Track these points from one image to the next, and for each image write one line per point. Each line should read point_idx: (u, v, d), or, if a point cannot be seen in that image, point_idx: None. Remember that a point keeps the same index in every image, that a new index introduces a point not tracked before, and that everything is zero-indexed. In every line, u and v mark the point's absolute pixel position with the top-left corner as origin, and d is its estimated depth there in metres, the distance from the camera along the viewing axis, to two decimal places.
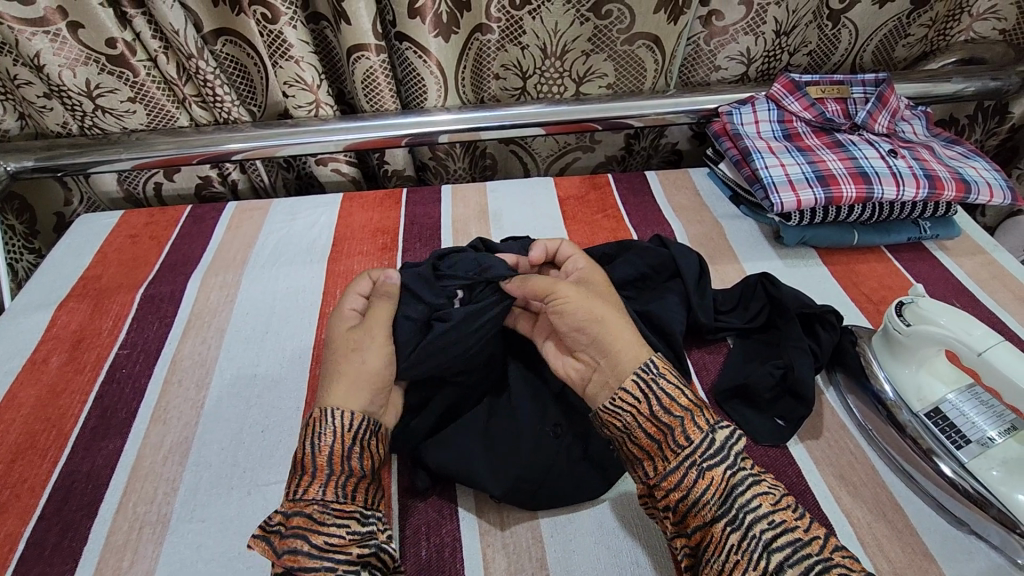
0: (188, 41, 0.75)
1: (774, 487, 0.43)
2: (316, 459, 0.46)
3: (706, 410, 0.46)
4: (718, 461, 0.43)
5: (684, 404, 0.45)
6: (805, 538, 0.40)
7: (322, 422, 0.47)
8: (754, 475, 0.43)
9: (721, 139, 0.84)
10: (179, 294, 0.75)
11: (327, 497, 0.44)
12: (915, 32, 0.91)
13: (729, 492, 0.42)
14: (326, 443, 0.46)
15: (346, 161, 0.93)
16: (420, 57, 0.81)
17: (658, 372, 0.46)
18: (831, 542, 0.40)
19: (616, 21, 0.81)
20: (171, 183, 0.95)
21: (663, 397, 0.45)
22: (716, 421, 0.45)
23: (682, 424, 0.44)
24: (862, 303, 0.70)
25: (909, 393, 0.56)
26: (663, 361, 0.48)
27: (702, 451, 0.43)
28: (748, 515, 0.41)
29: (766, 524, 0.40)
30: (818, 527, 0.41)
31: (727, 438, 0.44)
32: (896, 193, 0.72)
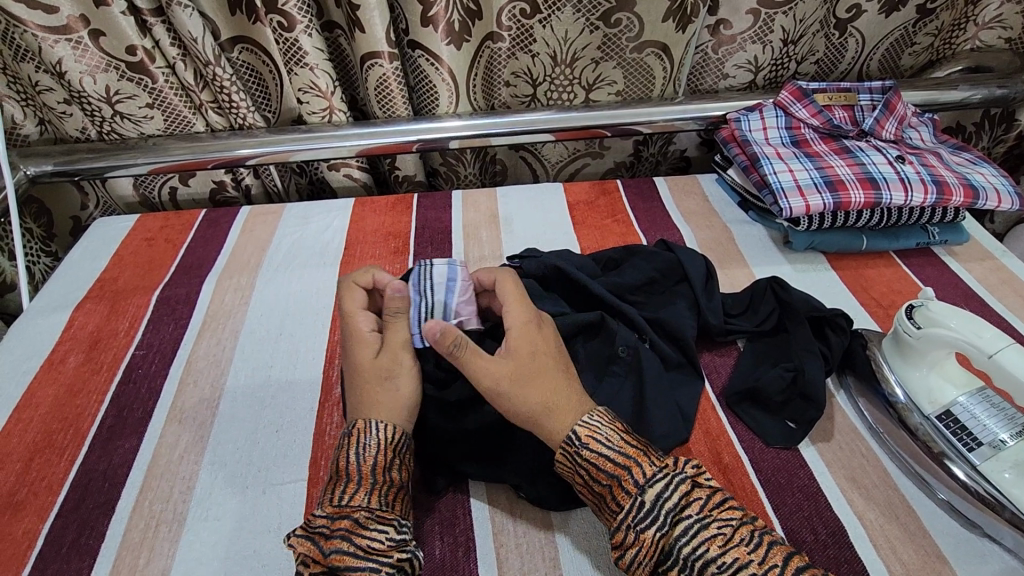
0: (206, 48, 0.76)
1: (725, 524, 0.42)
2: (356, 468, 0.46)
3: (641, 461, 0.45)
4: (652, 522, 0.42)
5: (609, 471, 0.45)
6: (760, 572, 0.39)
7: (367, 433, 0.48)
8: (700, 518, 0.42)
9: (729, 146, 0.85)
10: (194, 297, 0.76)
11: (372, 504, 0.45)
12: (921, 40, 0.93)
13: (671, 546, 0.41)
14: (372, 455, 0.47)
15: (358, 166, 0.95)
16: (432, 65, 0.82)
17: (580, 443, 0.46)
18: (789, 567, 0.39)
19: (625, 29, 0.82)
20: (185, 187, 0.97)
21: (588, 467, 0.45)
22: (648, 475, 0.44)
23: (612, 491, 0.44)
24: (872, 307, 0.70)
25: (920, 396, 0.56)
26: (588, 425, 0.47)
27: (634, 515, 0.42)
28: (694, 564, 0.41)
29: (715, 569, 0.40)
30: (775, 554, 0.40)
31: (659, 494, 0.43)
32: (904, 198, 0.73)
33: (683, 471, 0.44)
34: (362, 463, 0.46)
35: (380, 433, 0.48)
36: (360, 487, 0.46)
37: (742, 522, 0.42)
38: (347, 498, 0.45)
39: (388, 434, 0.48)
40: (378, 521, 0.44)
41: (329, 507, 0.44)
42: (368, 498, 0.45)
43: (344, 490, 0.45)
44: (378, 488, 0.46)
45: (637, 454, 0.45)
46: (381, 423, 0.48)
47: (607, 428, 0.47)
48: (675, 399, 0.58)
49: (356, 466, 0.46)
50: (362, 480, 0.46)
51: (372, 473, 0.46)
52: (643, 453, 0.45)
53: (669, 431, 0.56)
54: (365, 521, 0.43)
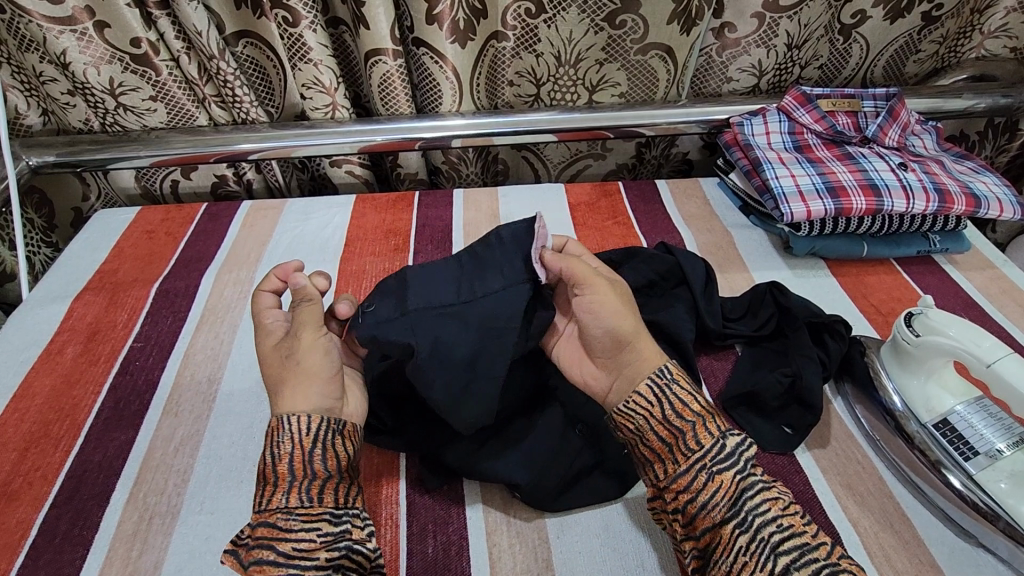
0: (210, 42, 0.76)
1: (784, 493, 0.44)
2: (274, 469, 0.45)
3: (718, 417, 0.47)
4: (728, 467, 0.44)
5: (695, 410, 0.46)
6: (813, 543, 0.41)
7: (281, 430, 0.46)
8: (765, 482, 0.44)
9: (732, 150, 0.85)
10: (193, 290, 0.76)
11: (292, 504, 0.43)
12: (926, 48, 0.93)
13: (739, 497, 0.42)
14: (286, 451, 0.45)
15: (360, 162, 0.95)
16: (436, 63, 0.82)
17: (672, 378, 0.48)
18: (837, 549, 0.41)
19: (630, 31, 0.82)
20: (187, 181, 0.96)
21: (675, 402, 0.46)
22: (727, 428, 0.46)
23: (693, 429, 0.45)
24: (871, 314, 0.70)
25: (918, 404, 0.56)
26: (678, 368, 0.49)
27: (713, 455, 0.44)
28: (757, 519, 0.41)
29: (775, 529, 0.41)
30: (824, 534, 0.42)
31: (737, 444, 0.45)
32: (905, 206, 0.72)
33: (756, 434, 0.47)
34: (277, 462, 0.45)
35: (291, 426, 0.46)
36: (279, 488, 0.44)
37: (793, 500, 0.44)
38: (266, 503, 0.44)
39: (302, 425, 0.46)
40: (302, 524, 0.43)
41: (255, 515, 0.44)
42: (286, 498, 0.44)
43: (263, 495, 0.44)
44: (298, 486, 0.44)
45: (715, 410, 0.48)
46: (293, 416, 0.46)
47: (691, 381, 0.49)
48: None
49: (273, 467, 0.45)
50: (280, 481, 0.45)
51: (291, 471, 0.45)
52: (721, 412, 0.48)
53: None
54: (284, 525, 0.43)
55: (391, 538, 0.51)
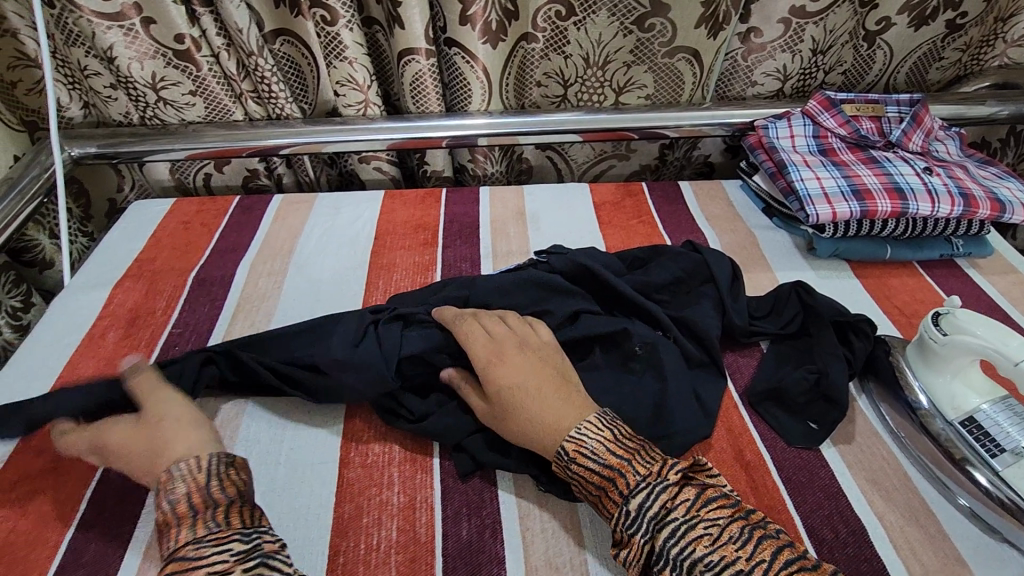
0: (250, 39, 0.78)
1: (711, 523, 0.43)
2: (180, 508, 0.45)
3: (625, 471, 0.46)
4: (642, 528, 0.44)
5: (597, 482, 0.47)
6: (747, 568, 0.41)
7: (169, 479, 0.47)
8: (687, 520, 0.43)
9: (756, 152, 0.86)
10: (229, 279, 0.78)
11: (199, 533, 0.43)
12: (949, 55, 0.94)
13: (661, 549, 0.43)
14: (183, 494, 0.46)
15: (388, 159, 0.98)
16: (467, 62, 0.84)
17: (569, 457, 0.49)
18: (774, 563, 0.41)
19: (659, 34, 0.83)
20: (220, 174, 0.99)
21: (580, 478, 0.48)
22: (632, 484, 0.46)
23: (603, 499, 0.47)
24: (894, 315, 0.72)
25: (943, 402, 0.57)
26: (575, 438, 0.49)
27: (620, 522, 0.45)
28: (682, 563, 0.42)
29: (702, 567, 0.41)
30: (762, 551, 0.42)
31: (641, 503, 0.45)
32: (930, 210, 0.72)
33: (668, 476, 0.45)
34: (174, 505, 0.45)
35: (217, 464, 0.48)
36: (222, 515, 0.45)
37: (728, 521, 0.44)
38: (214, 530, 0.44)
39: (193, 466, 0.48)
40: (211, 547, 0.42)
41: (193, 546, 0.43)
42: (191, 530, 0.44)
43: (183, 531, 0.44)
44: (202, 515, 0.44)
45: (621, 462, 0.47)
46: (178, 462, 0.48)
47: (593, 440, 0.49)
48: (701, 397, 0.59)
49: (176, 507, 0.45)
50: (188, 515, 0.44)
51: (189, 507, 0.45)
52: (629, 460, 0.47)
53: (693, 428, 0.57)
54: (195, 552, 0.42)
55: (427, 521, 0.53)
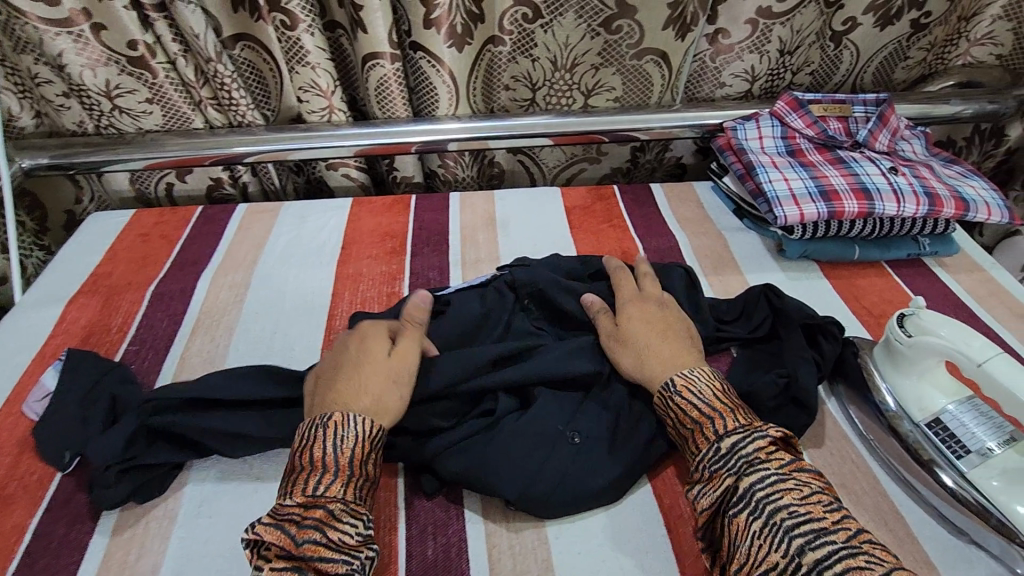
0: (208, 45, 0.76)
1: (802, 483, 0.45)
2: (333, 459, 0.48)
3: (725, 415, 0.50)
4: (731, 469, 0.47)
5: (694, 417, 0.51)
6: (831, 528, 0.42)
7: (345, 426, 0.49)
8: (779, 473, 0.46)
9: (725, 154, 0.86)
10: (188, 293, 0.76)
11: (348, 497, 0.47)
12: (914, 54, 0.95)
13: (743, 491, 0.45)
14: (349, 447, 0.49)
15: (356, 166, 0.95)
16: (433, 66, 0.82)
17: (676, 389, 0.53)
18: (859, 532, 0.42)
19: (626, 36, 0.83)
20: (182, 184, 0.96)
21: (677, 411, 0.52)
22: (728, 428, 0.49)
23: (693, 435, 0.51)
24: (863, 316, 0.72)
25: (910, 404, 0.57)
26: (686, 377, 0.53)
27: (707, 457, 0.49)
28: (766, 508, 0.44)
29: (786, 515, 0.43)
30: (847, 519, 0.43)
31: (735, 443, 0.48)
32: (897, 210, 0.72)
33: (770, 430, 0.48)
34: (338, 455, 0.48)
35: (358, 426, 0.50)
36: (335, 478, 0.47)
37: (817, 486, 0.45)
38: (323, 489, 0.47)
39: (365, 428, 0.50)
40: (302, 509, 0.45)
41: (300, 497, 0.46)
42: (343, 489, 0.47)
43: (319, 481, 0.47)
44: (354, 480, 0.48)
45: (723, 409, 0.51)
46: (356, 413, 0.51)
47: (703, 382, 0.53)
48: None
49: (332, 457, 0.48)
50: (339, 471, 0.48)
51: (349, 465, 0.48)
52: (731, 409, 0.51)
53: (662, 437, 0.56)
54: (339, 513, 0.46)
55: (391, 542, 0.51)
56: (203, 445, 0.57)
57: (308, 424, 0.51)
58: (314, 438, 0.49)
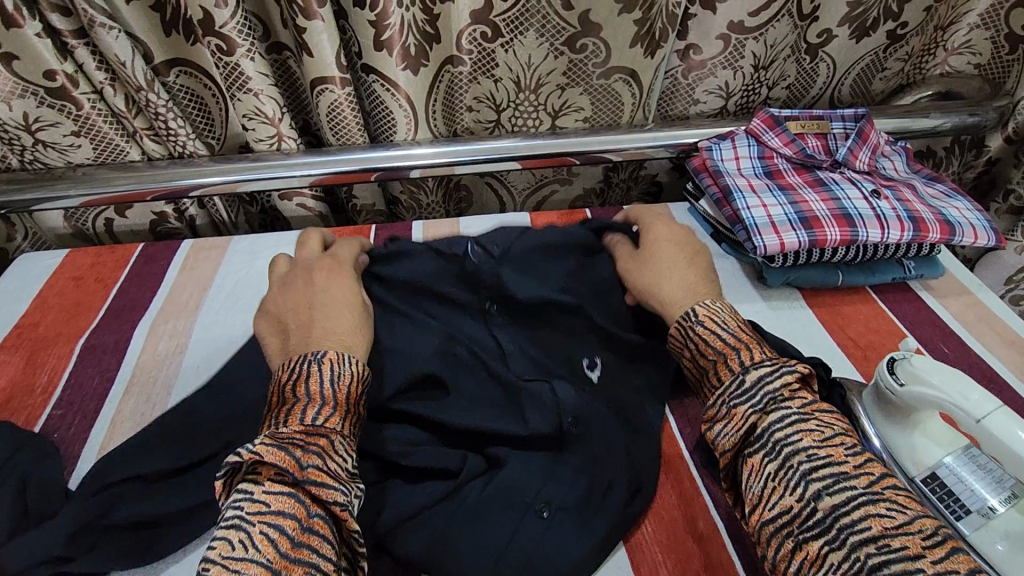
0: (136, 73, 0.70)
1: (823, 425, 0.45)
2: (330, 394, 0.49)
3: (750, 347, 0.51)
4: (751, 405, 0.47)
5: (717, 347, 0.52)
6: (852, 473, 0.42)
7: (341, 364, 0.51)
8: (802, 415, 0.46)
9: (700, 176, 0.81)
10: (123, 344, 0.69)
11: (343, 430, 0.48)
12: (892, 65, 0.92)
13: (764, 430, 0.45)
14: (345, 385, 0.50)
15: (313, 196, 0.89)
16: (388, 90, 0.77)
17: (698, 320, 0.54)
18: (883, 479, 0.41)
19: (592, 55, 0.78)
20: (123, 219, 0.89)
21: (699, 342, 0.53)
22: (754, 361, 0.50)
23: (715, 365, 0.51)
24: (849, 348, 0.68)
25: (904, 456, 0.52)
26: (709, 309, 0.55)
27: (730, 390, 0.49)
28: (783, 449, 0.44)
29: (804, 458, 0.43)
30: (870, 466, 0.42)
31: (760, 376, 0.48)
32: (880, 236, 0.68)
33: (796, 367, 0.48)
34: (335, 391, 0.49)
35: (352, 366, 0.51)
36: (334, 411, 0.48)
37: (841, 431, 0.45)
38: (321, 420, 0.47)
39: (357, 370, 0.52)
40: (305, 436, 0.45)
41: (298, 425, 0.46)
42: (340, 422, 0.48)
43: (317, 412, 0.47)
44: (348, 416, 0.49)
45: (749, 342, 0.51)
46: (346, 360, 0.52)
47: (725, 315, 0.54)
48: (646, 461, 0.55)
49: (330, 392, 0.49)
50: (336, 406, 0.48)
51: (345, 402, 0.49)
52: (755, 343, 0.51)
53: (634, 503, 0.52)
54: (339, 445, 0.47)
55: None
56: (127, 530, 0.51)
57: (298, 358, 0.51)
58: (306, 373, 0.50)
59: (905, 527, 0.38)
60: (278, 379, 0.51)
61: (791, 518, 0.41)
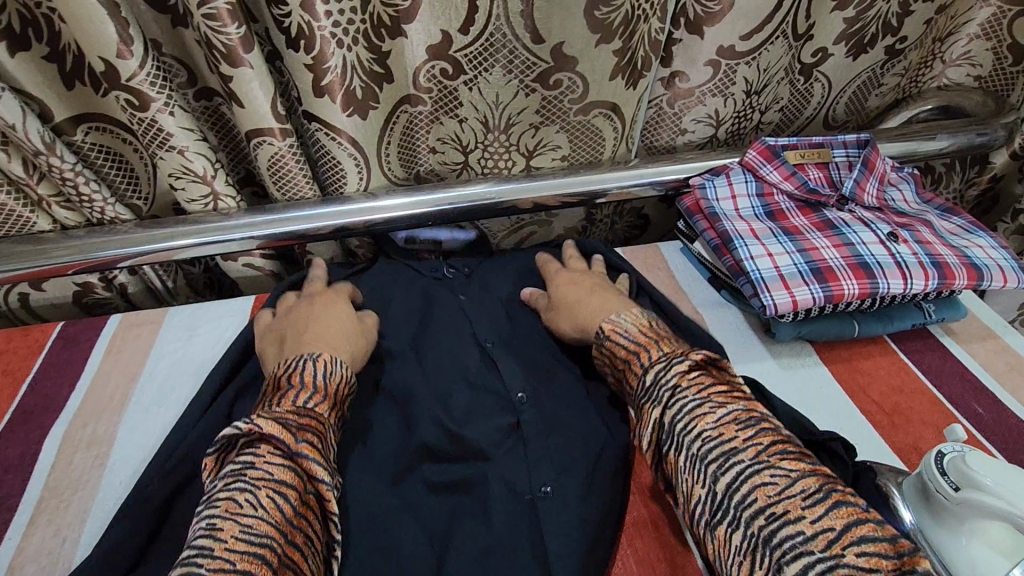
0: (31, 137, 0.59)
1: (719, 405, 0.46)
2: (322, 384, 0.53)
3: (651, 349, 0.52)
4: (655, 401, 0.48)
5: (624, 358, 0.54)
6: (744, 447, 0.43)
7: (332, 363, 0.55)
8: (698, 399, 0.46)
9: (694, 218, 0.73)
10: (32, 457, 0.58)
11: (330, 419, 0.51)
12: (889, 81, 0.85)
13: (669, 424, 0.46)
14: (335, 380, 0.54)
15: (262, 255, 0.79)
16: (331, 139, 0.67)
17: (605, 335, 0.56)
18: (773, 448, 0.43)
19: (567, 91, 0.69)
20: (40, 292, 0.77)
21: (610, 354, 0.56)
22: (653, 361, 0.51)
23: (626, 375, 0.53)
24: (872, 413, 0.60)
25: (962, 571, 0.44)
26: (614, 322, 0.57)
27: (638, 394, 0.50)
28: (685, 437, 0.45)
29: (701, 441, 0.44)
30: (761, 436, 0.43)
31: (655, 377, 0.49)
32: (902, 287, 0.60)
33: (688, 355, 0.49)
34: (326, 381, 0.53)
35: (342, 368, 0.55)
36: (322, 400, 0.52)
37: (739, 406, 0.46)
38: (311, 404, 0.50)
39: (344, 371, 0.55)
40: (298, 415, 0.48)
41: (291, 406, 0.49)
42: (326, 410, 0.51)
43: (308, 397, 0.51)
44: (333, 408, 0.52)
45: (650, 342, 0.53)
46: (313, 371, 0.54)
47: (628, 325, 0.56)
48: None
49: (321, 382, 0.53)
50: (325, 395, 0.52)
51: (333, 393, 0.53)
52: (654, 342, 0.53)
53: None
54: (326, 431, 0.49)
55: None
56: None
57: (293, 356, 0.55)
58: (303, 364, 0.54)
59: (788, 491, 0.40)
60: (274, 371, 0.55)
61: (705, 505, 0.43)
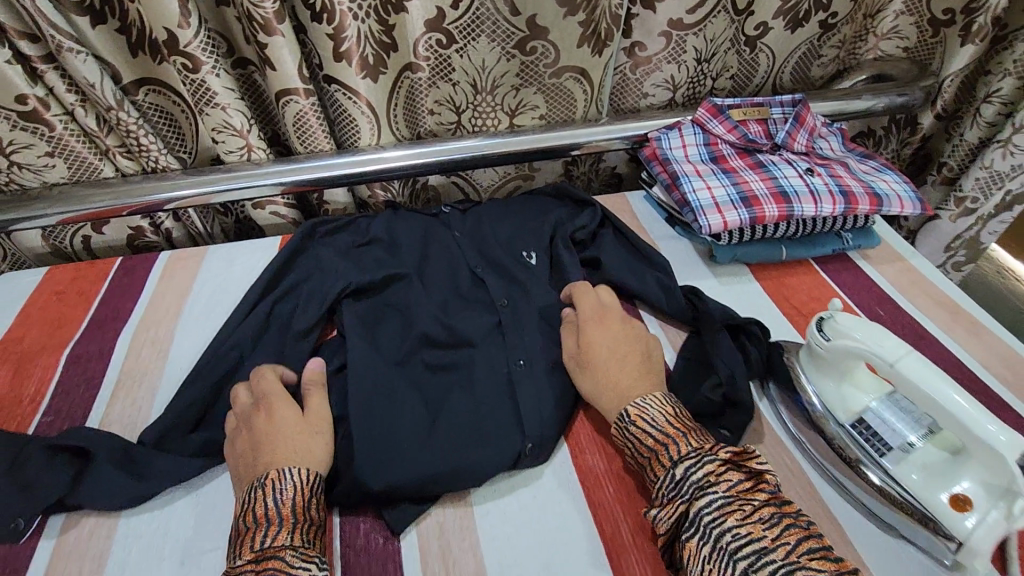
0: (106, 94, 0.73)
1: (747, 501, 0.48)
2: (275, 512, 0.50)
3: (678, 440, 0.53)
4: (682, 495, 0.49)
5: (650, 445, 0.54)
6: (772, 546, 0.45)
7: (282, 479, 0.52)
8: (725, 496, 0.48)
9: (651, 164, 0.86)
10: (108, 352, 0.72)
11: (296, 542, 0.49)
12: (827, 52, 0.98)
13: (695, 516, 0.48)
14: (289, 498, 0.52)
15: (286, 203, 0.93)
16: (349, 98, 0.80)
17: (630, 419, 0.56)
18: (800, 545, 0.45)
19: (542, 57, 0.83)
20: (100, 236, 0.92)
21: (635, 440, 0.55)
22: (683, 453, 0.52)
23: (650, 462, 0.54)
24: (792, 314, 0.73)
25: (836, 406, 0.58)
26: (639, 406, 0.57)
27: (664, 485, 0.51)
28: (713, 531, 0.47)
29: (730, 537, 0.46)
30: (786, 533, 0.46)
31: (687, 469, 0.50)
32: (815, 210, 0.74)
33: (717, 453, 0.51)
34: (280, 506, 0.51)
35: (295, 477, 0.53)
36: (281, 527, 0.50)
37: (761, 503, 0.48)
38: (271, 540, 0.49)
39: (301, 477, 0.53)
40: (257, 565, 0.47)
41: (249, 554, 0.48)
42: (291, 537, 0.49)
43: (266, 534, 0.49)
44: (299, 527, 0.51)
45: (677, 432, 0.53)
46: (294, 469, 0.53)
47: (655, 411, 0.56)
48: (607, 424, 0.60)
49: (275, 510, 0.50)
50: (283, 521, 0.50)
51: (293, 513, 0.51)
52: (683, 433, 0.53)
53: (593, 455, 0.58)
54: (291, 559, 0.48)
55: None
56: None
57: (247, 488, 0.53)
58: (256, 497, 0.51)
59: None
60: (237, 512, 0.53)
61: None
